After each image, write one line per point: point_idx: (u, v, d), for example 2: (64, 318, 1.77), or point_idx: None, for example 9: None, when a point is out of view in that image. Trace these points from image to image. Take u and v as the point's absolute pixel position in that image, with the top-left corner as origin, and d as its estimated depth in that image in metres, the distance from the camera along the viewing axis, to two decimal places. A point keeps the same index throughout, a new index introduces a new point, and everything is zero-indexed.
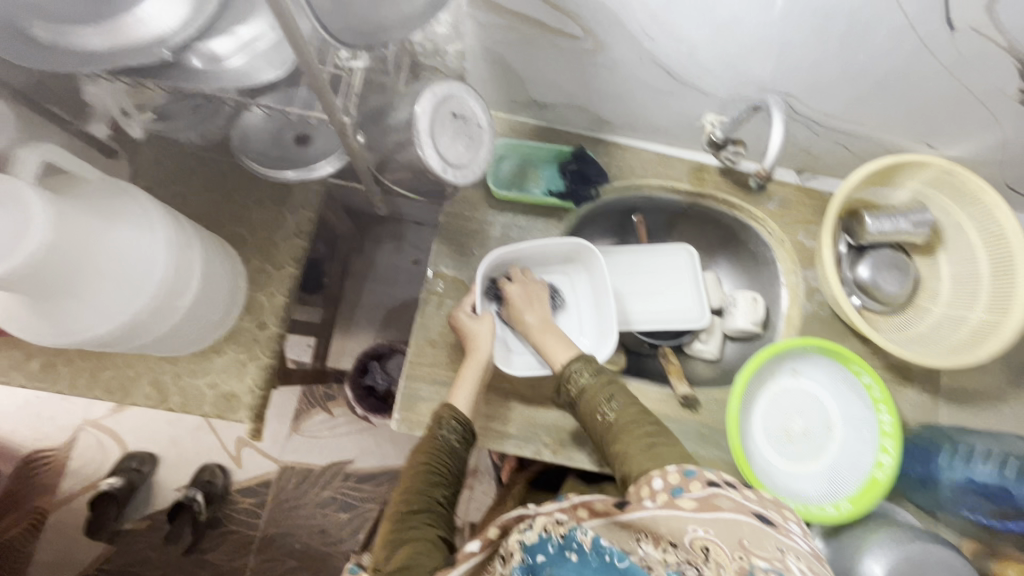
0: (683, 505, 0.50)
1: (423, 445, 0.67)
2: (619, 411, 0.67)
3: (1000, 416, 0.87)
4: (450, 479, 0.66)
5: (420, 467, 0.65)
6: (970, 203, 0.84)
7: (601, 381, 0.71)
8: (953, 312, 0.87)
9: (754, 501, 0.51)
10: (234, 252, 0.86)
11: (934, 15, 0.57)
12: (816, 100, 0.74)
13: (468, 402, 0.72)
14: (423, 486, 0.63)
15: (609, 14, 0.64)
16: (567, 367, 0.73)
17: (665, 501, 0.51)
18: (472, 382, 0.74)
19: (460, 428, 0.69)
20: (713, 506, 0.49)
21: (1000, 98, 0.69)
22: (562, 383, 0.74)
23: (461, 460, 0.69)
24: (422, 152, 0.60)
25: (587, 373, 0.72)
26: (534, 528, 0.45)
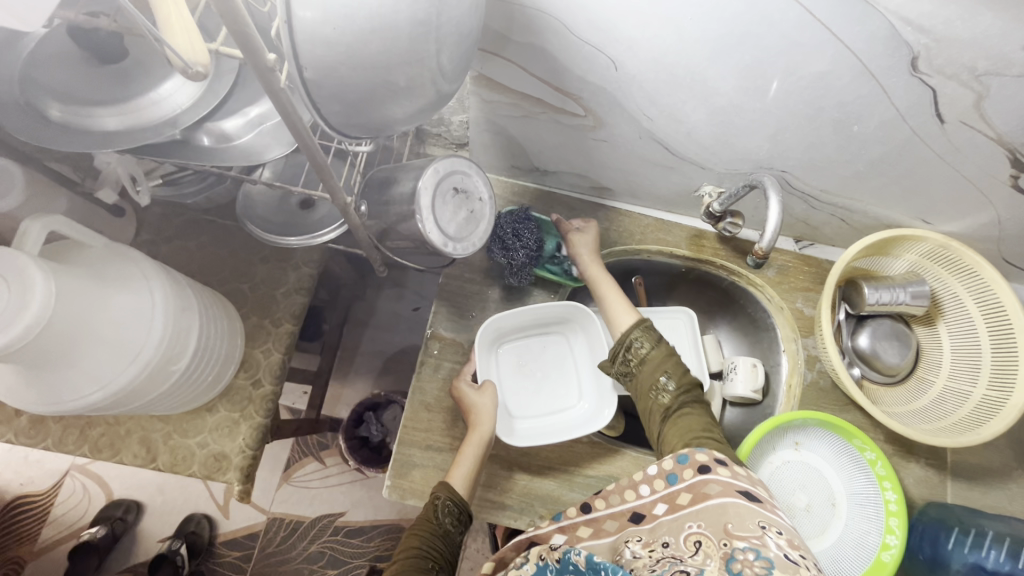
0: (681, 501, 0.56)
1: (415, 527, 0.66)
2: (672, 393, 0.72)
3: (1008, 495, 0.85)
4: (441, 563, 0.64)
5: (412, 551, 0.64)
6: (969, 277, 0.84)
7: (662, 355, 0.74)
8: (956, 385, 0.86)
9: (743, 478, 0.56)
10: (233, 309, 0.86)
11: (925, 110, 0.59)
12: (811, 176, 0.75)
13: (464, 482, 0.71)
14: (412, 571, 0.61)
15: (608, 96, 0.66)
16: (626, 335, 0.77)
17: (669, 507, 0.57)
18: (469, 461, 0.72)
19: (455, 509, 0.68)
20: (704, 495, 0.55)
21: (994, 182, 0.69)
22: (620, 351, 0.77)
23: (454, 543, 0.67)
24: (422, 227, 0.61)
25: (647, 343, 0.75)
26: (530, 560, 0.55)
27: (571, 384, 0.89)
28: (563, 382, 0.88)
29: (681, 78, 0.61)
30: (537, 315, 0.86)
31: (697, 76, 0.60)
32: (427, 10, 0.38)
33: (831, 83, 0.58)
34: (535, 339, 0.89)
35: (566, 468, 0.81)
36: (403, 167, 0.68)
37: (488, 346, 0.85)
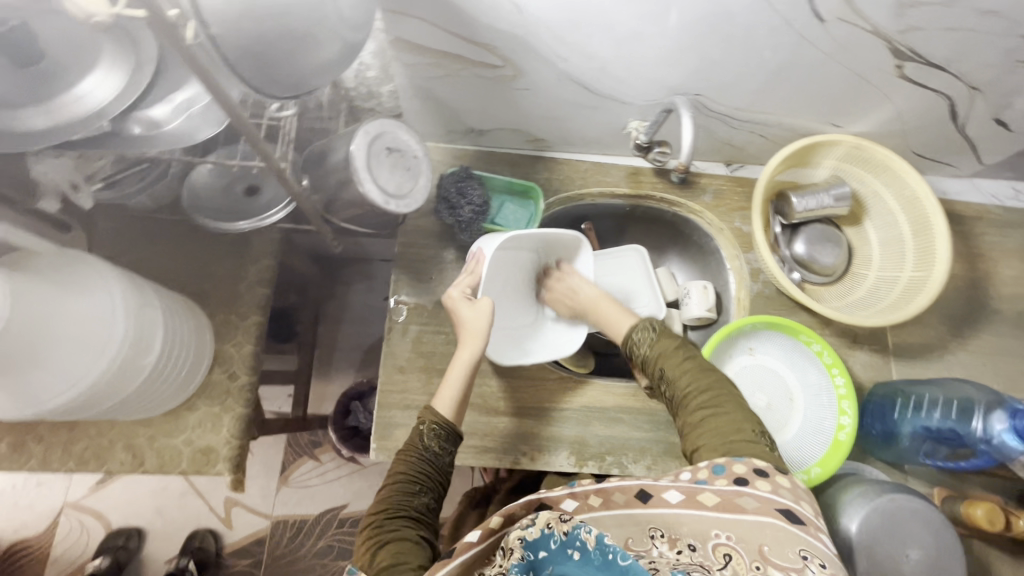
0: (706, 502, 0.55)
1: (402, 454, 0.70)
2: (682, 381, 0.72)
3: (945, 366, 0.93)
4: (430, 486, 0.68)
5: (399, 475, 0.67)
6: (885, 173, 0.91)
7: (665, 352, 0.76)
8: (886, 272, 0.93)
9: (784, 496, 0.56)
10: (197, 307, 0.87)
11: (805, 11, 0.64)
12: (723, 97, 0.81)
13: (450, 406, 0.74)
14: (401, 494, 0.66)
15: (520, 42, 0.69)
16: (630, 337, 0.80)
17: (690, 500, 0.56)
18: (457, 384, 0.75)
19: (440, 431, 0.71)
20: (737, 506, 0.55)
21: (883, 76, 0.75)
22: (628, 353, 0.81)
23: (444, 466, 0.71)
24: (362, 188, 0.64)
25: (649, 347, 0.78)
26: (536, 524, 0.50)
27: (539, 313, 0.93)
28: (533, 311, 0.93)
29: (582, 13, 0.65)
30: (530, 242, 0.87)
31: (596, 10, 0.64)
32: None
33: None
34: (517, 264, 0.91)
35: (541, 406, 0.86)
36: (336, 137, 0.70)
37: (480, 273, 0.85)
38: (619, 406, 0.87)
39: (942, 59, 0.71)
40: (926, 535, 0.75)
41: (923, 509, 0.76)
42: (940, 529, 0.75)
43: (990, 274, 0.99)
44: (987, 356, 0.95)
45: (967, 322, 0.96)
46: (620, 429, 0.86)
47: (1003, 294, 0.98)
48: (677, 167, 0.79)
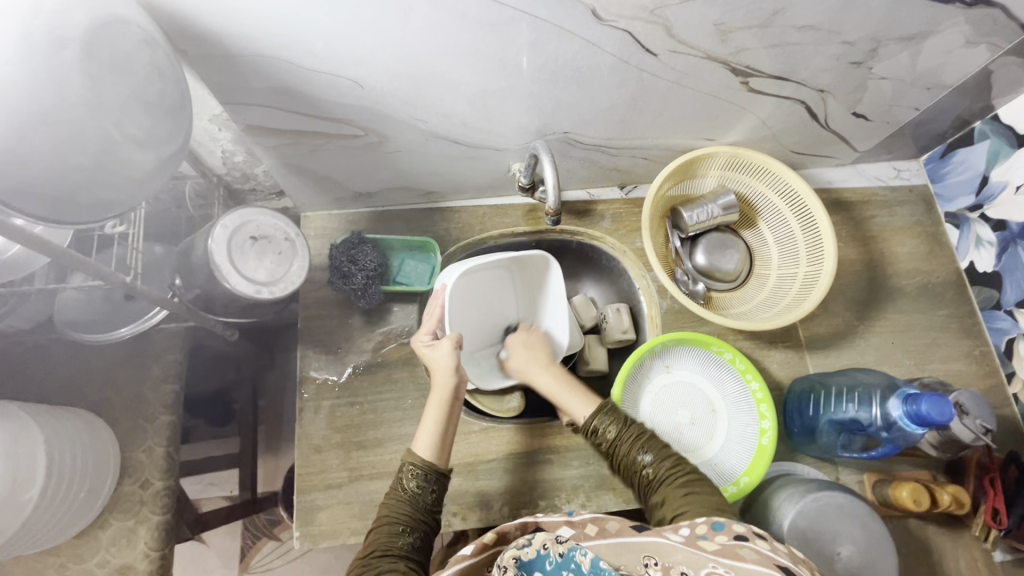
0: (707, 546, 0.49)
1: (386, 498, 0.67)
2: (655, 463, 0.69)
3: (858, 351, 0.96)
4: (415, 524, 0.65)
5: (384, 517, 0.65)
6: (766, 175, 0.94)
7: (629, 433, 0.72)
8: (785, 271, 0.95)
9: (784, 556, 0.46)
10: (95, 417, 0.82)
11: (636, 49, 0.66)
12: (591, 131, 0.83)
13: (428, 448, 0.70)
14: (386, 535, 0.63)
15: (375, 112, 0.70)
16: (590, 421, 0.74)
17: (689, 541, 0.50)
18: (434, 426, 0.72)
19: (419, 471, 0.68)
20: (737, 554, 0.46)
21: (733, 91, 0.78)
22: (591, 436, 0.74)
23: (428, 505, 0.67)
24: (228, 283, 0.64)
25: (613, 425, 0.73)
26: (532, 544, 0.50)
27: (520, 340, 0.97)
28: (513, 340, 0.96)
29: (423, 78, 0.65)
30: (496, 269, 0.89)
31: (436, 74, 0.65)
32: (86, 94, 0.40)
33: (548, 48, 0.64)
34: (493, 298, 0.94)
35: (467, 461, 0.84)
36: (200, 232, 0.69)
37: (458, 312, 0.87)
38: (544, 447, 0.87)
39: (780, 69, 0.74)
40: (854, 530, 0.75)
41: (847, 503, 0.76)
42: (867, 521, 0.76)
43: (885, 254, 1.03)
44: (895, 334, 0.97)
45: (871, 304, 0.99)
46: (550, 469, 0.85)
47: (901, 270, 1.02)
48: (548, 212, 0.80)
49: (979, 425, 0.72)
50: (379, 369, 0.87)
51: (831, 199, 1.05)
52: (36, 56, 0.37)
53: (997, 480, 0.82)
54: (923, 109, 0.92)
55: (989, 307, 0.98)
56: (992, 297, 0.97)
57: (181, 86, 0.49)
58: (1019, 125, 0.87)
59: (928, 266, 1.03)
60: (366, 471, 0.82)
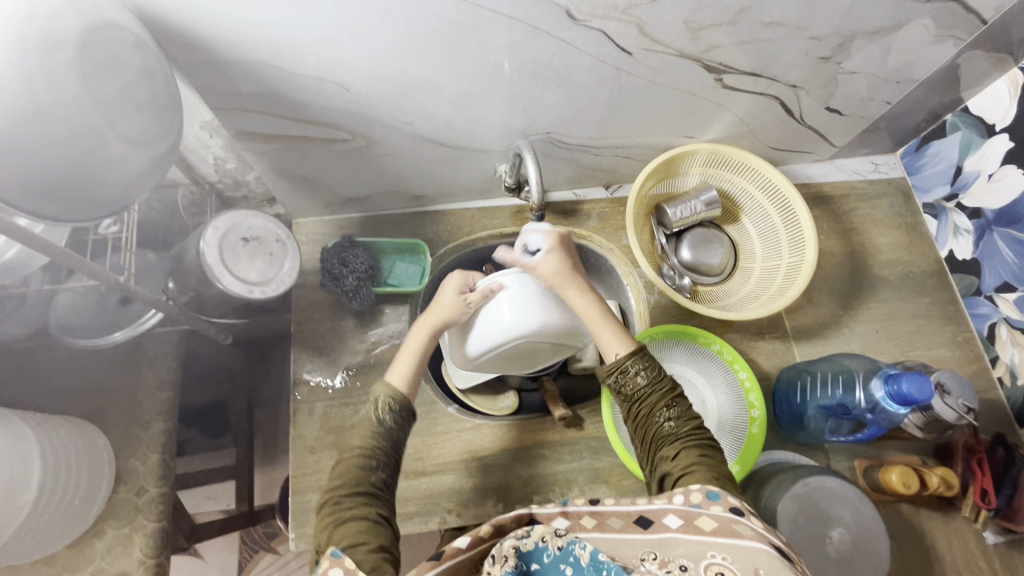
0: (703, 526, 0.50)
1: (361, 434, 0.66)
2: (679, 422, 0.66)
3: (843, 340, 0.97)
4: (385, 461, 0.64)
5: (357, 453, 0.63)
6: (746, 170, 0.97)
7: (659, 385, 0.68)
8: (769, 263, 0.97)
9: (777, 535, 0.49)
10: (89, 426, 0.82)
11: (611, 48, 0.68)
12: (572, 131, 0.85)
13: (404, 379, 0.70)
14: (356, 470, 0.61)
15: (361, 116, 0.72)
16: (624, 360, 0.70)
17: (687, 523, 0.51)
18: (410, 358, 0.72)
19: (392, 402, 0.68)
20: (734, 532, 0.49)
21: (708, 88, 0.81)
22: (617, 377, 0.70)
23: (398, 439, 0.66)
24: (220, 283, 0.65)
25: (645, 373, 0.69)
26: (531, 536, 0.51)
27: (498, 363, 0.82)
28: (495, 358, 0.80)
29: (407, 81, 0.68)
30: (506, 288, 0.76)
31: (418, 77, 0.67)
32: (78, 92, 0.41)
33: (526, 49, 0.66)
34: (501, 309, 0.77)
35: (460, 458, 0.85)
36: (190, 237, 0.71)
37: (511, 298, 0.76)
38: (538, 442, 0.87)
39: (752, 66, 0.77)
40: (844, 512, 0.75)
41: (836, 486, 0.77)
42: (857, 506, 0.76)
43: (865, 245, 1.05)
44: (879, 323, 0.99)
45: (854, 295, 1.01)
46: (544, 465, 0.86)
47: (882, 261, 1.04)
48: (533, 210, 0.82)
49: (961, 403, 0.74)
50: (372, 369, 0.88)
51: (812, 193, 1.08)
52: (32, 57, 0.39)
53: (984, 461, 0.84)
54: (895, 103, 0.95)
55: (970, 294, 0.99)
56: (972, 284, 0.99)
57: (173, 88, 0.51)
58: (987, 115, 0.90)
59: (908, 256, 1.05)
60: None
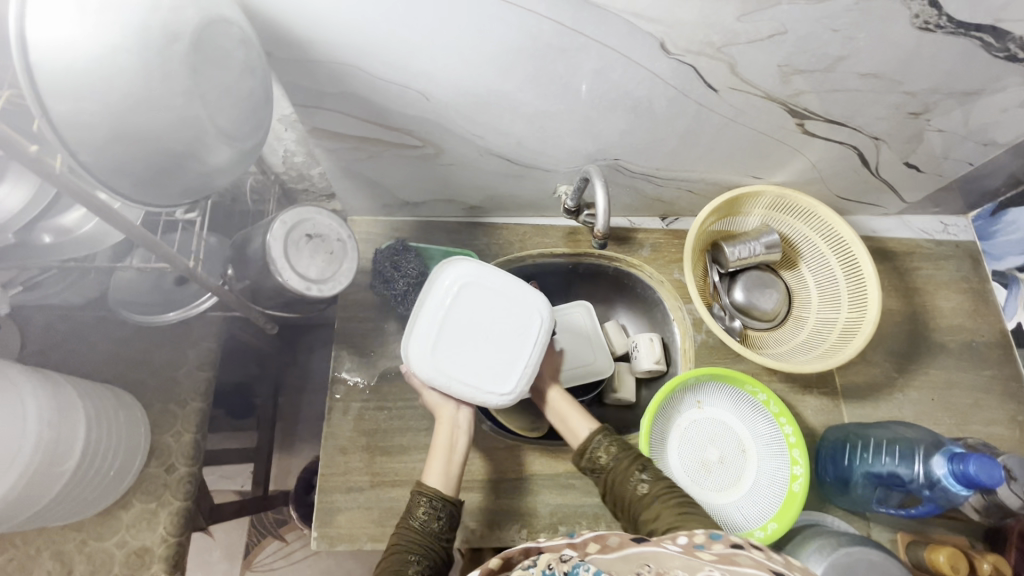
0: (703, 554, 0.46)
1: (396, 526, 0.66)
2: (652, 482, 0.67)
3: (896, 404, 0.93)
4: (425, 553, 0.63)
5: (391, 549, 0.63)
6: (811, 219, 0.94)
7: (628, 453, 0.71)
8: (824, 315, 0.94)
9: (779, 562, 0.44)
10: (130, 397, 0.84)
11: (696, 83, 0.67)
12: (640, 160, 0.84)
13: (438, 475, 0.69)
14: (393, 565, 0.61)
15: (435, 126, 0.72)
16: (590, 438, 0.74)
17: (686, 551, 0.47)
18: (441, 453, 0.71)
19: (426, 500, 0.66)
20: (734, 561, 0.44)
21: (787, 132, 0.79)
22: (586, 454, 0.73)
23: (436, 534, 0.65)
24: (281, 278, 0.65)
25: (613, 444, 0.72)
26: (537, 565, 0.46)
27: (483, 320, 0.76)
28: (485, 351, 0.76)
29: (486, 97, 0.67)
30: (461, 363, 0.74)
31: (499, 94, 0.67)
32: (187, 85, 0.42)
33: (612, 76, 0.65)
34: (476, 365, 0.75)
35: (490, 477, 0.84)
36: (256, 227, 0.71)
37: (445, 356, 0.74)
38: (569, 471, 0.85)
39: (839, 115, 0.75)
40: None
41: (882, 560, 0.72)
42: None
43: (927, 307, 1.01)
44: (935, 391, 0.95)
45: (911, 358, 0.97)
46: (573, 496, 0.84)
47: (944, 325, 1.00)
48: (595, 236, 0.80)
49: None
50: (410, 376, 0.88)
51: (875, 247, 1.04)
52: (149, 48, 0.39)
53: None
54: (977, 165, 0.91)
55: None
56: None
57: (268, 84, 0.51)
58: None
59: (972, 324, 1.00)
60: (388, 477, 0.82)
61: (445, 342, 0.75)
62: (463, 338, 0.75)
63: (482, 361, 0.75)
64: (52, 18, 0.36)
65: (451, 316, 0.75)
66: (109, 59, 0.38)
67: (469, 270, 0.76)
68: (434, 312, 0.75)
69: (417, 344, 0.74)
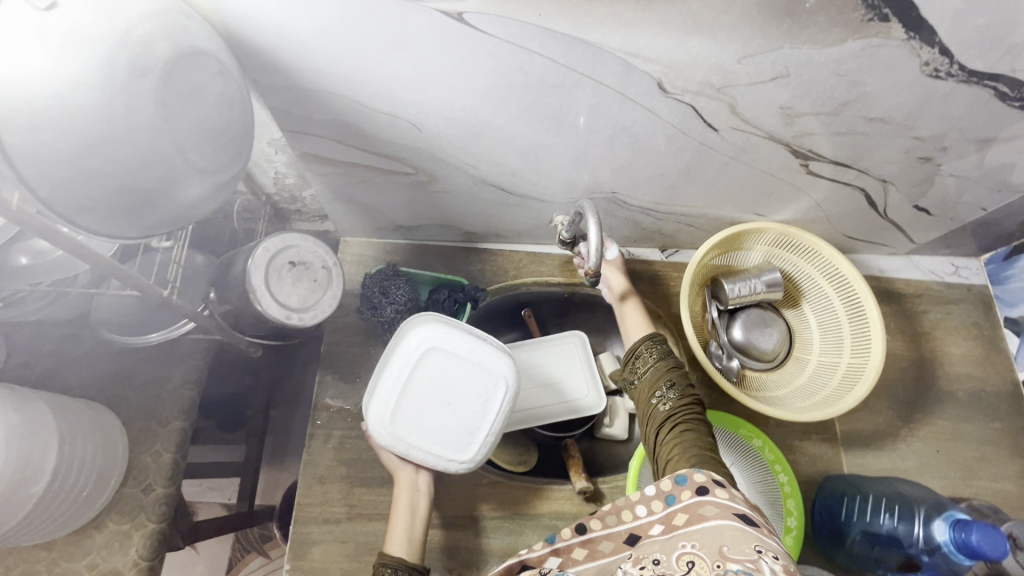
0: (678, 520, 0.52)
1: None
2: (675, 401, 0.66)
3: (899, 455, 0.89)
4: None
5: None
6: (814, 257, 0.91)
7: (661, 368, 0.69)
8: (826, 359, 0.91)
9: (740, 501, 0.52)
10: (110, 415, 0.82)
11: (697, 122, 0.65)
12: (639, 194, 0.82)
13: (403, 543, 0.67)
14: None
15: (428, 155, 0.71)
16: (634, 348, 0.72)
17: (664, 517, 0.54)
18: (404, 521, 0.69)
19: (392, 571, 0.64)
20: (699, 515, 0.51)
21: (791, 172, 0.76)
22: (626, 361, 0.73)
23: None
24: (260, 306, 0.64)
25: (651, 358, 0.70)
26: None
27: (451, 382, 0.71)
28: (446, 418, 0.71)
29: (480, 130, 0.66)
30: (419, 426, 0.71)
31: (493, 126, 0.65)
32: (154, 118, 0.40)
33: (608, 113, 0.63)
34: (436, 433, 0.71)
35: (471, 514, 0.81)
36: (241, 250, 0.70)
37: (401, 422, 0.71)
38: (553, 511, 0.83)
39: (845, 157, 0.73)
40: None
41: None
42: None
43: (935, 353, 0.97)
44: (941, 442, 0.91)
45: (916, 406, 0.93)
46: None
47: (951, 373, 0.96)
48: (587, 272, 0.75)
49: None
50: None
51: (882, 287, 1.01)
52: (114, 82, 0.38)
53: None
54: (991, 210, 0.87)
55: None
56: None
57: (248, 115, 0.50)
58: None
59: (982, 372, 0.96)
60: (366, 510, 0.80)
61: (405, 408, 0.71)
62: (422, 404, 0.71)
63: (442, 429, 0.71)
64: (20, 54, 0.36)
65: (414, 380, 0.71)
66: (71, 95, 0.37)
67: (436, 330, 0.71)
68: (396, 377, 0.71)
69: (377, 412, 0.71)
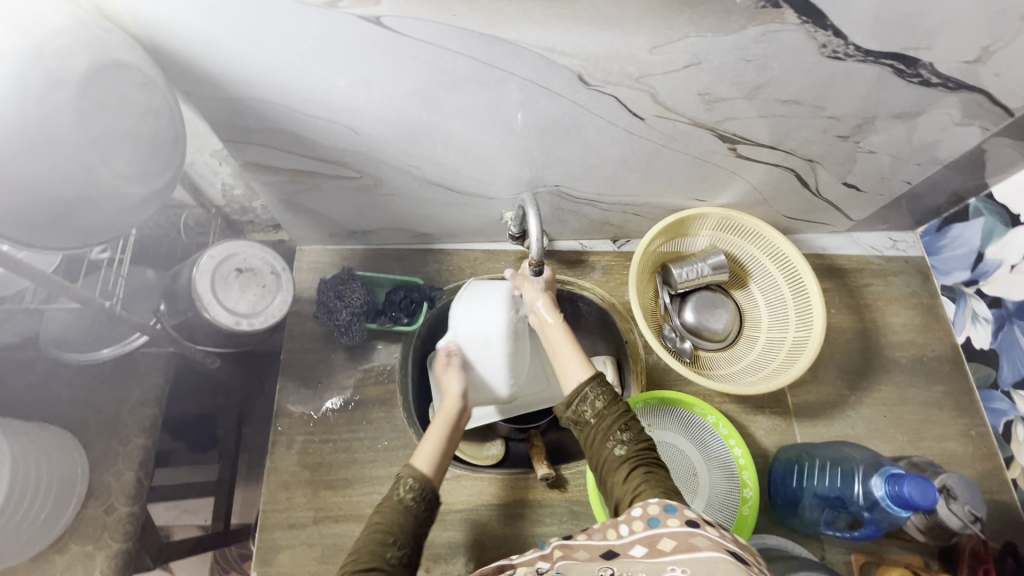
0: (664, 547, 0.47)
1: (376, 509, 0.62)
2: (630, 445, 0.64)
3: (849, 422, 0.93)
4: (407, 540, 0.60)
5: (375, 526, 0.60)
6: (756, 238, 0.95)
7: (614, 411, 0.67)
8: (773, 335, 0.94)
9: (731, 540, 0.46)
10: (68, 436, 0.82)
11: (622, 112, 0.68)
12: (581, 186, 0.85)
13: (430, 463, 0.67)
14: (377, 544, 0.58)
15: (369, 157, 0.73)
16: (581, 388, 0.69)
17: (649, 540, 0.49)
18: (436, 440, 0.70)
19: (418, 486, 0.64)
20: (691, 545, 0.45)
21: (720, 156, 0.80)
22: (573, 403, 0.69)
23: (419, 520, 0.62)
24: (207, 313, 0.65)
25: (602, 398, 0.68)
26: None
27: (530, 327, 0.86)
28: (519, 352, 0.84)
29: (416, 130, 0.68)
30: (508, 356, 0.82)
31: (428, 125, 0.67)
32: (75, 133, 0.42)
33: (538, 107, 0.66)
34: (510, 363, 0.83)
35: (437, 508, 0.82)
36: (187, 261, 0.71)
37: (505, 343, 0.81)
38: (518, 500, 0.84)
39: (768, 139, 0.76)
40: None
41: None
42: None
43: (878, 323, 1.01)
44: (888, 407, 0.95)
45: (863, 375, 0.97)
46: (521, 526, 0.83)
47: (894, 341, 1.00)
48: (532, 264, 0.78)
49: (969, 511, 0.83)
50: (357, 407, 0.86)
51: (825, 264, 1.05)
52: (30, 101, 0.39)
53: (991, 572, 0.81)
54: (915, 184, 0.92)
55: (985, 386, 0.95)
56: (990, 376, 0.93)
57: (176, 125, 0.51)
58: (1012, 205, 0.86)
59: (924, 339, 1.01)
60: (332, 512, 0.80)
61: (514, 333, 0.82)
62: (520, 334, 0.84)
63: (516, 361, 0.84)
64: None
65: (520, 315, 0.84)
66: None
67: None
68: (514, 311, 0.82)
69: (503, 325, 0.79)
